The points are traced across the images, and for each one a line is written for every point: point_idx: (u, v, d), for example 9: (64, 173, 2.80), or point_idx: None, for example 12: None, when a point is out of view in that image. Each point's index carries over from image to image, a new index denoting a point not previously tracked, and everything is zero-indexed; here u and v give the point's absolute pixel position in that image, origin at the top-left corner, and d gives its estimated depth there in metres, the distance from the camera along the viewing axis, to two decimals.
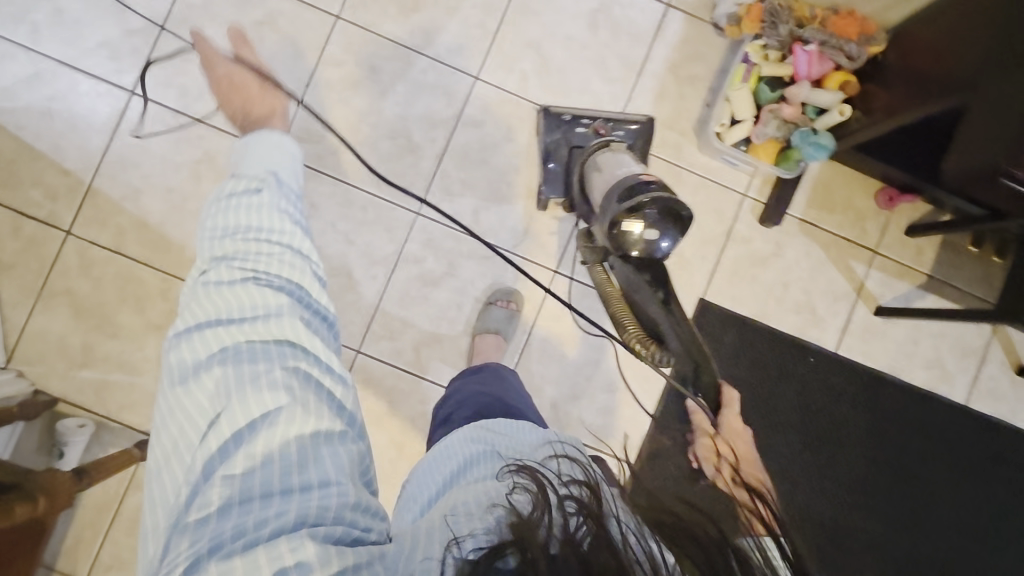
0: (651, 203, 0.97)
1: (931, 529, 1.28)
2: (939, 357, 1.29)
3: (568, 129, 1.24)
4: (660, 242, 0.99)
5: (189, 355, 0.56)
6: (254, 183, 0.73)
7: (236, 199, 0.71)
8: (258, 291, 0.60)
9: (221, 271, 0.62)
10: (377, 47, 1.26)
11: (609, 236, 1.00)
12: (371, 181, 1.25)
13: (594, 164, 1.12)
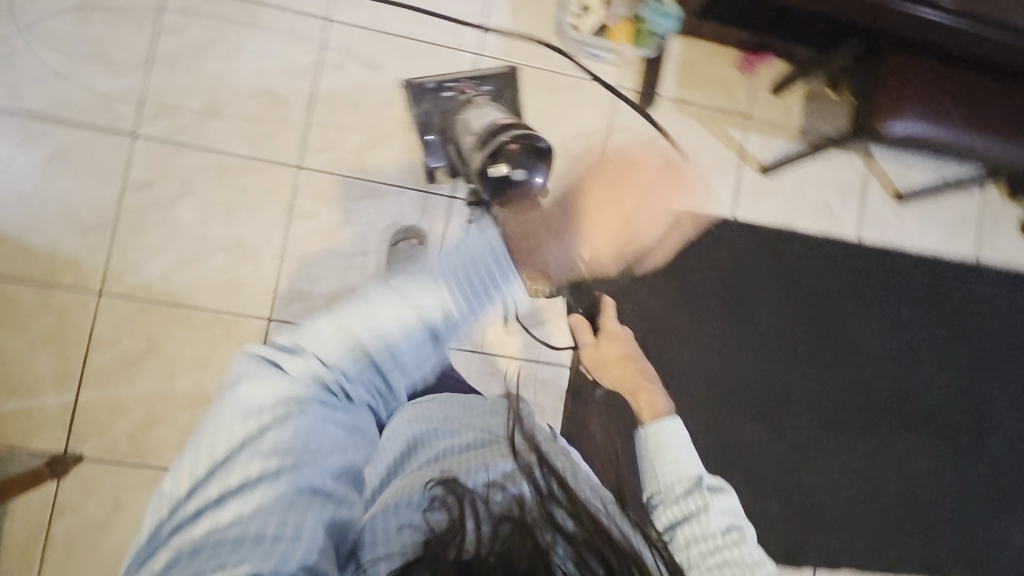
0: (515, 148, 1.00)
1: (852, 358, 1.35)
2: (824, 201, 1.37)
3: (436, 97, 1.25)
4: (533, 180, 1.00)
5: (254, 386, 0.54)
6: (410, 318, 0.59)
7: (375, 301, 0.59)
8: (331, 383, 0.57)
9: (321, 343, 0.58)
10: (215, 5, 1.20)
11: (485, 184, 1.02)
12: (243, 145, 1.20)
13: (465, 123, 1.13)
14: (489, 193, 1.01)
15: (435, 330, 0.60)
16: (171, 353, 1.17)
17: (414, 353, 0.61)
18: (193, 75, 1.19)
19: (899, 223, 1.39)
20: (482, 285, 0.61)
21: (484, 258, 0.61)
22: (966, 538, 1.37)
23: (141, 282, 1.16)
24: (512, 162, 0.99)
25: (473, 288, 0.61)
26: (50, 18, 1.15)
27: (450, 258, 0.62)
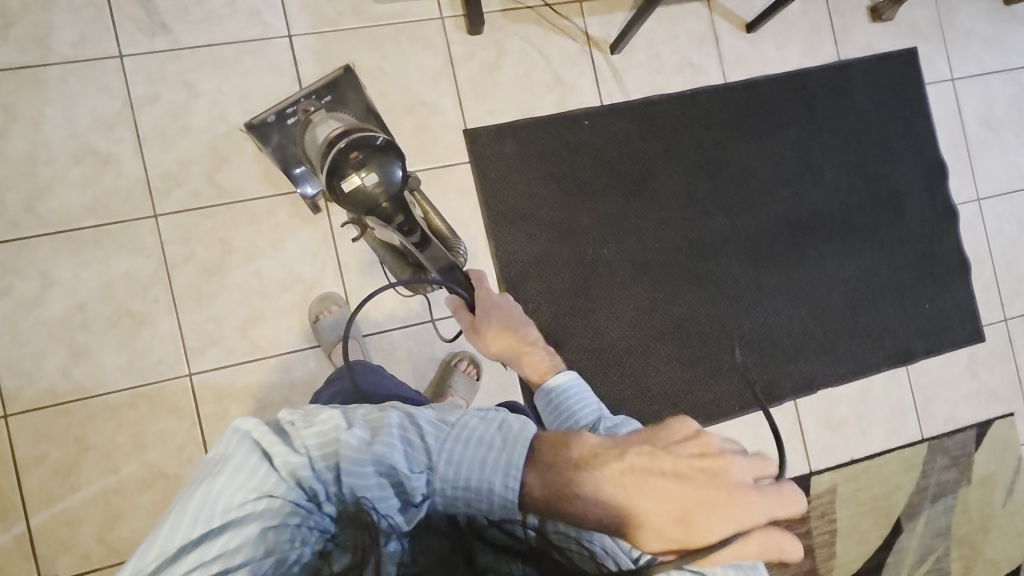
0: (360, 156, 0.97)
1: (758, 193, 1.38)
2: (680, 56, 1.37)
3: (281, 126, 1.18)
4: (390, 176, 0.98)
5: (231, 471, 0.53)
6: (396, 479, 0.56)
7: (371, 451, 0.56)
8: (312, 489, 0.55)
9: (321, 440, 0.56)
10: None
11: (345, 201, 0.98)
12: (88, 216, 1.13)
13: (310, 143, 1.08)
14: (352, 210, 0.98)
15: (419, 495, 0.56)
16: (105, 445, 1.12)
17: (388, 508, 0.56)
18: (4, 164, 1.11)
19: (759, 53, 1.40)
20: (482, 480, 0.56)
21: (500, 454, 0.57)
22: (918, 317, 1.43)
23: (43, 389, 1.10)
24: (358, 169, 0.96)
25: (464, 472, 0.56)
26: None
27: (464, 438, 0.58)
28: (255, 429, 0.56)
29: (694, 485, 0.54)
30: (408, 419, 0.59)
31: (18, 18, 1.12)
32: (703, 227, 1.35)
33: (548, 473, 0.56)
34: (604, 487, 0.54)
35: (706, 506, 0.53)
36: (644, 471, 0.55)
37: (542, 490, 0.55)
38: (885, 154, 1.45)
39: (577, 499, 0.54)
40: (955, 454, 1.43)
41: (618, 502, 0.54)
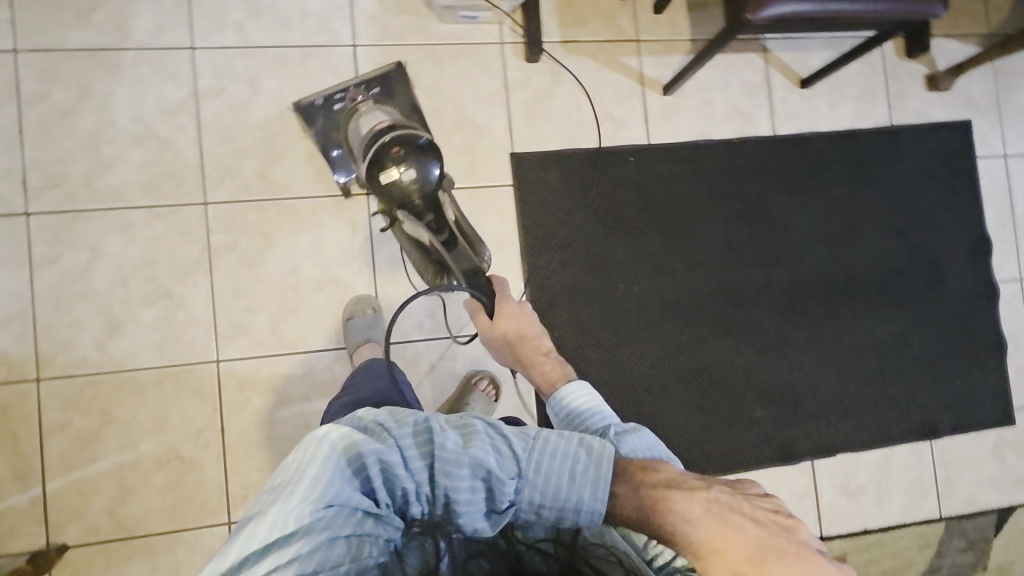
0: (400, 150, 1.01)
1: (796, 247, 1.37)
2: (731, 103, 1.38)
3: (327, 108, 1.23)
4: (427, 173, 1.01)
5: (320, 472, 0.58)
6: (488, 483, 0.63)
7: (467, 453, 0.63)
8: (406, 487, 0.62)
9: (413, 442, 0.63)
10: (73, 61, 1.16)
11: (380, 193, 1.02)
12: (143, 196, 1.17)
13: (358, 131, 1.14)
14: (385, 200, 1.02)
15: (505, 501, 0.64)
16: (128, 420, 1.14)
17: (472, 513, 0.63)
18: (70, 138, 1.15)
19: (811, 108, 1.41)
20: (568, 488, 0.65)
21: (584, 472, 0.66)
22: (947, 392, 1.40)
23: (76, 358, 1.13)
24: (399, 162, 0.99)
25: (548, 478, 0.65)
26: None
27: (549, 451, 0.66)
28: (341, 433, 0.61)
29: (765, 531, 0.64)
30: (491, 429, 0.67)
31: (102, 2, 1.17)
32: (737, 275, 1.35)
33: (637, 485, 0.68)
34: (684, 507, 0.66)
35: (776, 552, 0.62)
36: (722, 506, 0.66)
37: (628, 500, 0.66)
38: (929, 222, 1.43)
39: (663, 513, 0.65)
40: (973, 538, 1.38)
41: (693, 519, 0.64)
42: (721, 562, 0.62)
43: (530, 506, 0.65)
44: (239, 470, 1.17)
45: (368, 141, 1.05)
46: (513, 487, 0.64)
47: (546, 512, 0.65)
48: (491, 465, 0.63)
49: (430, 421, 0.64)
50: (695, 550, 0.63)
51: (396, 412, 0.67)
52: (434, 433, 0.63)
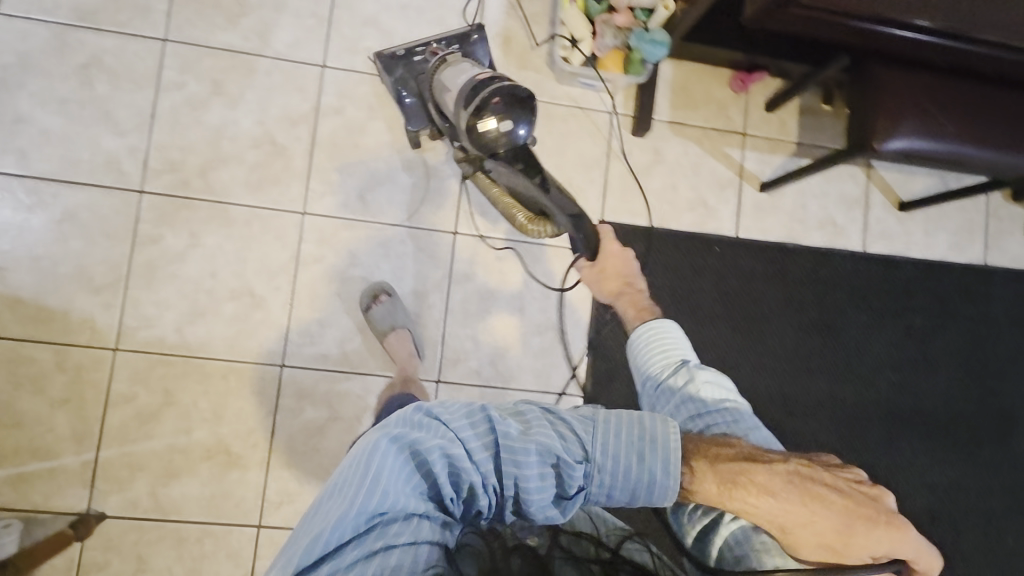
0: (497, 103, 0.98)
1: (866, 368, 1.35)
2: (826, 212, 1.37)
3: (408, 62, 1.21)
4: (517, 131, 0.99)
5: (383, 470, 0.59)
6: (558, 468, 0.64)
7: (535, 440, 0.64)
8: (473, 478, 0.62)
9: (474, 432, 0.64)
10: (213, 59, 1.23)
11: (472, 141, 1.00)
12: (248, 196, 1.22)
13: (444, 83, 1.10)
14: (478, 150, 1.00)
15: (573, 487, 0.65)
16: (188, 405, 1.18)
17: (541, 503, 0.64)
18: (195, 129, 1.21)
19: (905, 232, 1.39)
20: (639, 469, 0.66)
21: (653, 461, 0.66)
22: (997, 550, 1.34)
23: (155, 336, 1.18)
24: (497, 113, 0.97)
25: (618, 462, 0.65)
26: (54, 83, 1.18)
27: (614, 432, 0.66)
28: (395, 436, 0.62)
29: (853, 505, 0.69)
30: (547, 416, 0.69)
31: (251, 10, 1.24)
32: (801, 384, 1.33)
33: (723, 465, 0.69)
34: (779, 487, 0.69)
35: (862, 527, 0.68)
36: (809, 482, 0.70)
37: (719, 487, 0.68)
38: (1004, 371, 1.40)
39: (749, 485, 0.68)
40: None
41: (788, 498, 0.68)
42: (811, 533, 0.68)
43: (599, 489, 0.66)
44: (279, 476, 1.19)
45: (462, 90, 1.03)
46: (582, 474, 0.65)
47: (617, 496, 0.66)
48: (560, 449, 0.64)
49: (488, 411, 0.66)
50: (784, 525, 0.68)
51: (449, 402, 0.67)
52: (495, 422, 0.64)
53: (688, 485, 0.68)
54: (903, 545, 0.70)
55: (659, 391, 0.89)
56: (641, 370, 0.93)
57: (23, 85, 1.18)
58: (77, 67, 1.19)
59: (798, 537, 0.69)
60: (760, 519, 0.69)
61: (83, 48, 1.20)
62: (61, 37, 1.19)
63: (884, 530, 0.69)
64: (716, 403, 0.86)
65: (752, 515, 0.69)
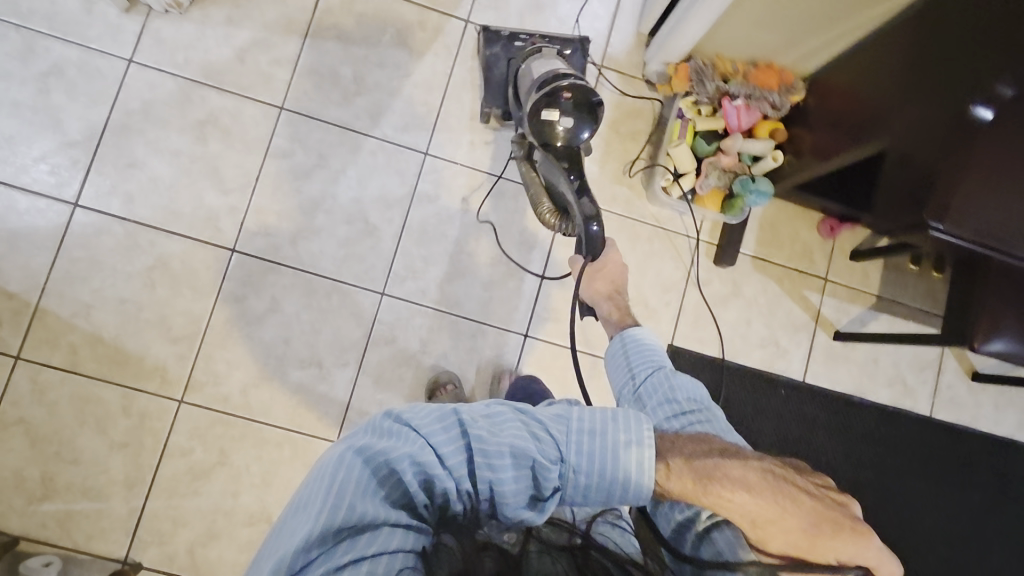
0: (566, 98, 1.03)
1: (917, 538, 1.31)
2: (894, 369, 1.36)
3: (506, 43, 1.26)
4: (579, 133, 1.04)
5: (348, 482, 0.56)
6: (534, 471, 0.60)
7: (506, 443, 0.60)
8: (443, 484, 0.58)
9: (445, 437, 0.60)
10: (323, 133, 1.27)
11: (531, 127, 1.04)
12: (332, 268, 1.25)
13: (526, 71, 1.15)
14: (534, 135, 1.04)
15: (550, 488, 0.60)
16: (240, 466, 1.19)
17: (518, 507, 0.60)
18: (294, 197, 1.25)
19: (975, 402, 1.36)
20: (616, 468, 0.61)
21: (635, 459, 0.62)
22: None
23: (220, 393, 1.20)
24: (564, 108, 1.02)
25: (599, 460, 0.61)
26: (171, 135, 1.24)
27: (591, 431, 0.62)
28: (363, 447, 0.59)
29: (821, 507, 0.64)
30: (521, 415, 0.64)
31: (367, 91, 1.29)
32: None
33: (696, 460, 0.65)
34: (754, 482, 0.64)
35: (831, 528, 0.62)
36: (780, 480, 0.66)
37: (693, 480, 0.64)
38: None
39: (719, 474, 0.64)
40: None
41: (760, 493, 0.64)
42: (780, 530, 0.63)
43: (577, 491, 0.62)
44: None
45: (540, 77, 1.08)
46: (559, 476, 0.61)
47: (596, 497, 0.62)
48: (534, 450, 0.60)
49: (459, 414, 0.62)
50: (755, 519, 0.63)
51: (414, 406, 0.63)
52: (467, 426, 0.61)
53: (663, 484, 0.64)
54: (874, 556, 0.62)
55: (634, 397, 0.81)
56: (617, 379, 0.84)
57: (142, 131, 1.23)
58: (196, 121, 1.24)
59: (767, 533, 0.63)
60: (731, 515, 0.63)
61: (204, 105, 1.25)
62: (186, 91, 1.25)
63: (856, 536, 0.62)
64: (687, 403, 0.78)
65: (723, 510, 0.63)
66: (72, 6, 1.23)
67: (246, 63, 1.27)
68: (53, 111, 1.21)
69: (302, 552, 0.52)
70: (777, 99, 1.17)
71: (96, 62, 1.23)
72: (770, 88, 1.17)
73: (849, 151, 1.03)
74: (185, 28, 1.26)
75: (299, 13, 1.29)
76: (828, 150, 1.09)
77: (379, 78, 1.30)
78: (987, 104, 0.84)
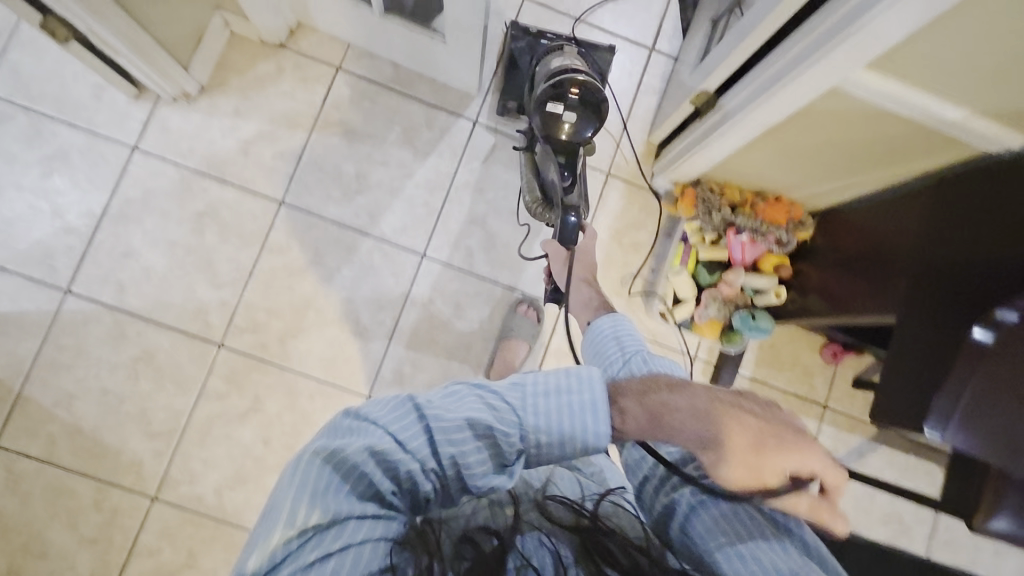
0: (574, 93, 1.03)
1: None
2: (891, 506, 1.31)
3: (533, 41, 1.21)
4: (582, 131, 1.04)
5: (304, 489, 0.51)
6: (494, 440, 0.56)
7: (459, 419, 0.56)
8: (405, 466, 0.54)
9: (404, 427, 0.56)
10: (320, 230, 1.26)
11: (537, 117, 1.04)
12: (318, 368, 1.23)
13: (543, 65, 1.13)
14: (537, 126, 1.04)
15: (512, 454, 0.57)
16: (208, 571, 1.17)
17: (485, 476, 0.57)
18: (287, 294, 1.24)
19: (975, 547, 1.30)
20: (574, 423, 0.57)
21: (592, 417, 0.58)
22: None
23: (195, 493, 1.18)
24: (570, 103, 1.02)
25: (556, 419, 0.57)
26: (167, 225, 1.23)
27: (544, 394, 0.58)
28: (323, 448, 0.55)
29: (767, 423, 0.58)
30: (475, 389, 0.60)
31: (368, 188, 1.28)
32: None
33: (646, 397, 0.60)
34: (707, 407, 0.59)
35: (778, 442, 0.57)
36: (728, 405, 0.59)
37: (643, 416, 0.59)
38: None
39: (666, 405, 0.59)
40: None
41: (705, 417, 0.58)
42: (730, 453, 0.57)
43: (541, 453, 0.58)
44: None
45: (553, 66, 1.07)
46: (519, 442, 0.57)
47: (560, 455, 0.58)
48: (490, 419, 0.56)
49: (414, 398, 0.58)
50: (702, 441, 0.57)
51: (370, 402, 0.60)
52: (422, 407, 0.57)
53: (618, 425, 0.59)
54: (820, 465, 0.57)
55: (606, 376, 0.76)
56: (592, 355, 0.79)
57: (140, 219, 1.23)
58: (193, 213, 1.24)
59: (716, 457, 0.57)
60: (680, 440, 0.58)
61: (203, 196, 1.25)
62: (186, 182, 1.25)
63: (802, 448, 0.57)
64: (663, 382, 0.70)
65: (669, 437, 0.58)
66: (82, 91, 1.23)
67: (249, 156, 1.26)
68: (52, 196, 1.21)
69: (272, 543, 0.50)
70: (788, 234, 1.13)
71: (99, 149, 1.23)
72: (782, 221, 1.13)
73: (865, 297, 0.96)
74: (190, 117, 1.26)
75: (307, 108, 1.28)
76: (844, 296, 1.01)
77: (382, 176, 1.29)
78: (986, 330, 0.75)
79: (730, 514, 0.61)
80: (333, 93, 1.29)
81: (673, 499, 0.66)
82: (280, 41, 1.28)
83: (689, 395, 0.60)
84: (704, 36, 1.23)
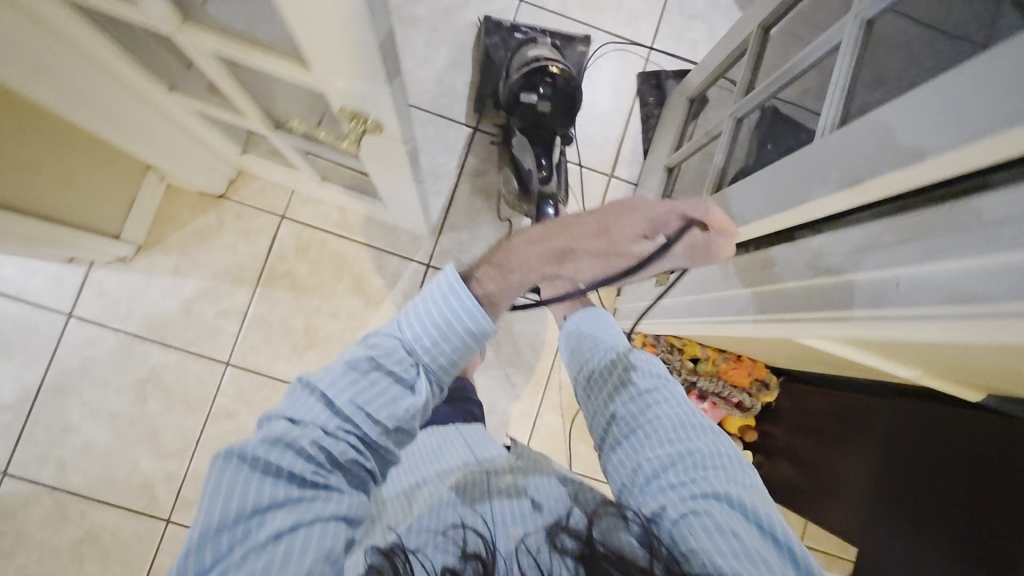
0: (546, 87, 1.10)
1: None
2: None
3: (506, 35, 1.28)
4: (555, 116, 1.11)
5: (225, 488, 0.50)
6: (381, 365, 0.58)
7: (347, 367, 0.58)
8: (321, 449, 0.54)
9: (298, 407, 0.57)
10: (271, 391, 1.21)
11: (516, 106, 1.11)
12: None
13: (517, 59, 1.17)
14: (517, 111, 1.11)
15: (411, 376, 0.59)
16: None
17: (394, 412, 0.57)
18: None
19: None
20: (446, 325, 0.58)
21: (456, 304, 0.58)
22: None
23: None
24: (543, 93, 1.09)
25: (433, 330, 0.58)
26: (109, 396, 1.18)
27: (417, 312, 0.60)
28: (226, 452, 0.52)
29: (601, 211, 0.59)
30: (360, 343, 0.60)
31: (319, 343, 1.23)
32: None
33: (498, 254, 0.61)
34: (542, 237, 0.59)
35: (618, 214, 0.59)
36: (562, 218, 0.59)
37: (495, 274, 0.60)
38: None
39: (508, 254, 0.60)
40: None
41: (546, 239, 0.58)
42: (588, 250, 0.60)
43: (435, 365, 0.60)
44: None
45: (524, 58, 1.14)
46: (408, 359, 0.59)
47: (455, 361, 0.60)
48: (373, 354, 0.58)
49: (308, 378, 0.58)
50: (557, 249, 0.58)
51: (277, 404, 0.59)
52: (316, 384, 0.57)
53: (484, 293, 0.60)
54: (681, 209, 0.59)
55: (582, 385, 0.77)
56: (572, 366, 0.80)
57: (80, 390, 1.17)
58: (136, 380, 1.18)
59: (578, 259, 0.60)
60: (535, 271, 0.59)
61: (146, 361, 1.19)
62: (127, 348, 1.19)
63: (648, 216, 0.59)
64: (642, 381, 0.71)
65: (529, 270, 0.59)
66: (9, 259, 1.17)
67: (192, 316, 1.21)
68: None
69: (217, 552, 0.48)
70: (747, 394, 1.10)
71: (31, 320, 1.17)
72: (742, 382, 1.09)
73: (843, 477, 0.91)
74: (129, 278, 1.20)
75: (252, 262, 1.23)
76: (818, 466, 0.97)
77: (334, 329, 1.24)
78: None
79: (730, 532, 0.56)
80: (278, 244, 1.24)
81: (662, 506, 0.60)
82: (220, 193, 1.23)
83: (530, 236, 0.59)
84: (657, 189, 1.19)
